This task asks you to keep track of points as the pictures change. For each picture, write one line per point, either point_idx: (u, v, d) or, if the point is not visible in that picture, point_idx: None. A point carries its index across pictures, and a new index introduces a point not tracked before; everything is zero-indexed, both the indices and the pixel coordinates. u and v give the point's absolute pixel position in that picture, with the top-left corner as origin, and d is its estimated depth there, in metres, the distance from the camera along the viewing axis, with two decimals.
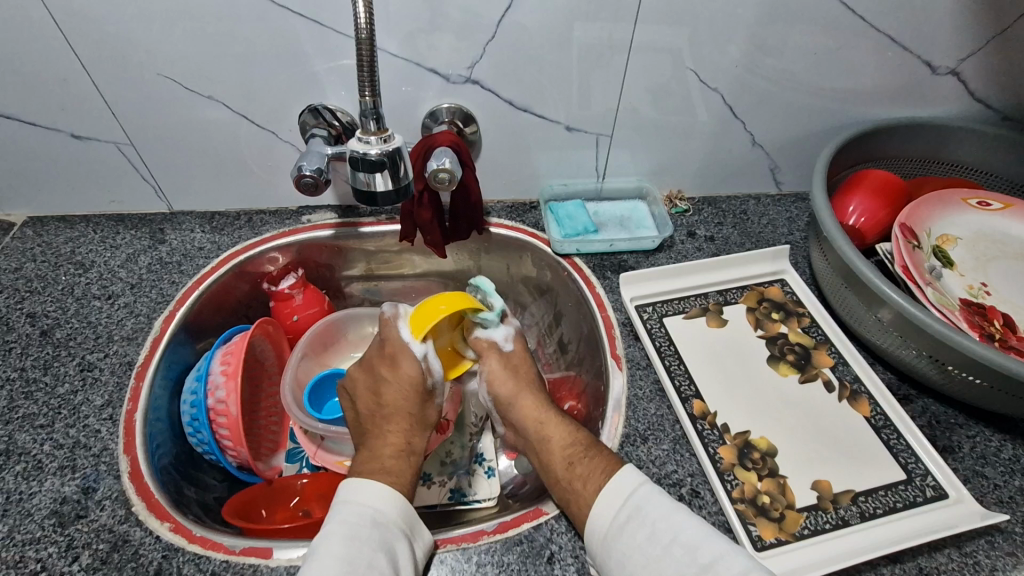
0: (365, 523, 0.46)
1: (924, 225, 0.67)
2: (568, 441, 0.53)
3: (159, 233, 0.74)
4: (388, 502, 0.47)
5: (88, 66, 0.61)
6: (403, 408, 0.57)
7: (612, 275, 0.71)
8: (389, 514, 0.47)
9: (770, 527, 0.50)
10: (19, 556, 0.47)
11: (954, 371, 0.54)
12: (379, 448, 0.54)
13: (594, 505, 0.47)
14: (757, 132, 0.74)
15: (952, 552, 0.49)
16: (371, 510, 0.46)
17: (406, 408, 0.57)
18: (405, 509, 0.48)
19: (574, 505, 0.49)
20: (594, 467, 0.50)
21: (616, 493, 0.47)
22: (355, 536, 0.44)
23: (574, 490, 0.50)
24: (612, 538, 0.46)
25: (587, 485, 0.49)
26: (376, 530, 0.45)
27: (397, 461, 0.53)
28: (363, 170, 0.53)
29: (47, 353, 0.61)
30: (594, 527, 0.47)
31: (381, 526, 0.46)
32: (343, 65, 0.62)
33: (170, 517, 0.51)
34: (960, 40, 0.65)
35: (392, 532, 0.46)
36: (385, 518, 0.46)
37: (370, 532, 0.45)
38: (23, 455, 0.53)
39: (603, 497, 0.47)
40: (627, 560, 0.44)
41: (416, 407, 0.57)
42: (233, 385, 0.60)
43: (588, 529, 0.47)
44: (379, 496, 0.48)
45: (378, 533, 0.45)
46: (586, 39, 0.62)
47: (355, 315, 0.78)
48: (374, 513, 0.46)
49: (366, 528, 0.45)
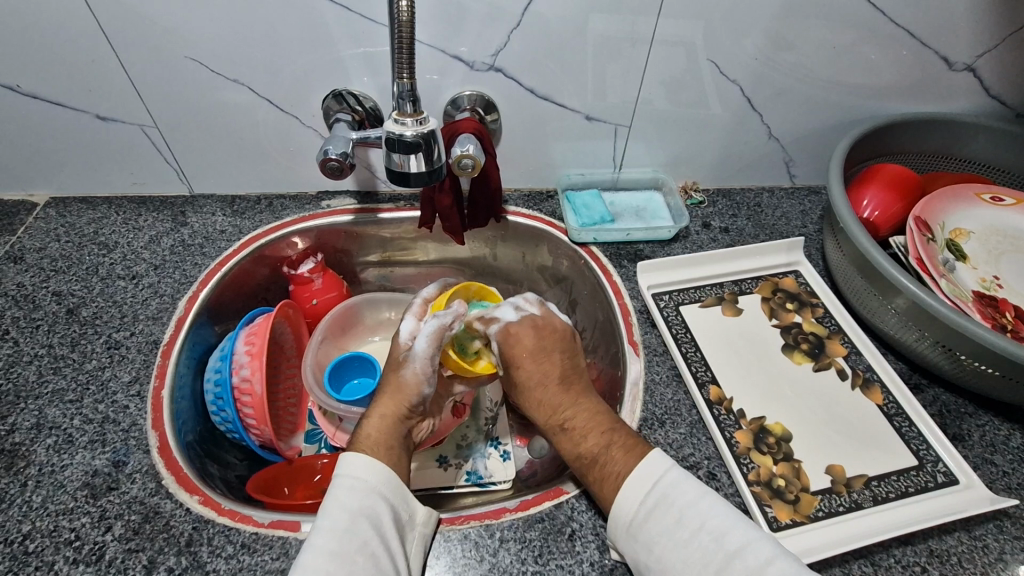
0: (344, 492, 0.46)
1: (937, 218, 0.68)
2: (590, 439, 0.52)
3: (181, 216, 0.75)
4: (371, 471, 0.48)
5: (117, 47, 0.61)
6: (388, 383, 0.57)
7: (629, 263, 0.72)
8: (366, 479, 0.47)
9: (786, 509, 0.51)
10: (53, 526, 0.48)
11: (967, 360, 0.56)
12: (370, 418, 0.55)
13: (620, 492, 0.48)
14: (774, 125, 0.75)
15: (962, 536, 0.50)
16: (348, 479, 0.47)
17: (407, 383, 0.56)
18: (380, 470, 0.48)
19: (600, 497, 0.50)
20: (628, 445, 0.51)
21: (643, 480, 0.48)
22: (339, 506, 0.45)
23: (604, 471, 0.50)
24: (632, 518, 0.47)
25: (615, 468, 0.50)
26: (356, 497, 0.46)
27: (388, 432, 0.54)
28: (399, 151, 0.54)
29: (74, 330, 0.62)
30: (619, 513, 0.47)
31: (360, 493, 0.46)
32: (369, 52, 0.63)
33: (199, 491, 0.52)
34: (978, 37, 0.66)
35: (374, 498, 0.46)
36: (361, 484, 0.47)
37: (348, 500, 0.46)
38: (54, 429, 0.54)
39: (629, 485, 0.48)
40: (654, 542, 0.45)
41: (408, 382, 0.56)
42: (258, 364, 0.61)
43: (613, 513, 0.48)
44: (359, 465, 0.48)
45: (361, 501, 0.46)
46: (609, 30, 0.62)
47: (373, 299, 0.79)
48: (351, 481, 0.47)
49: (345, 497, 0.46)
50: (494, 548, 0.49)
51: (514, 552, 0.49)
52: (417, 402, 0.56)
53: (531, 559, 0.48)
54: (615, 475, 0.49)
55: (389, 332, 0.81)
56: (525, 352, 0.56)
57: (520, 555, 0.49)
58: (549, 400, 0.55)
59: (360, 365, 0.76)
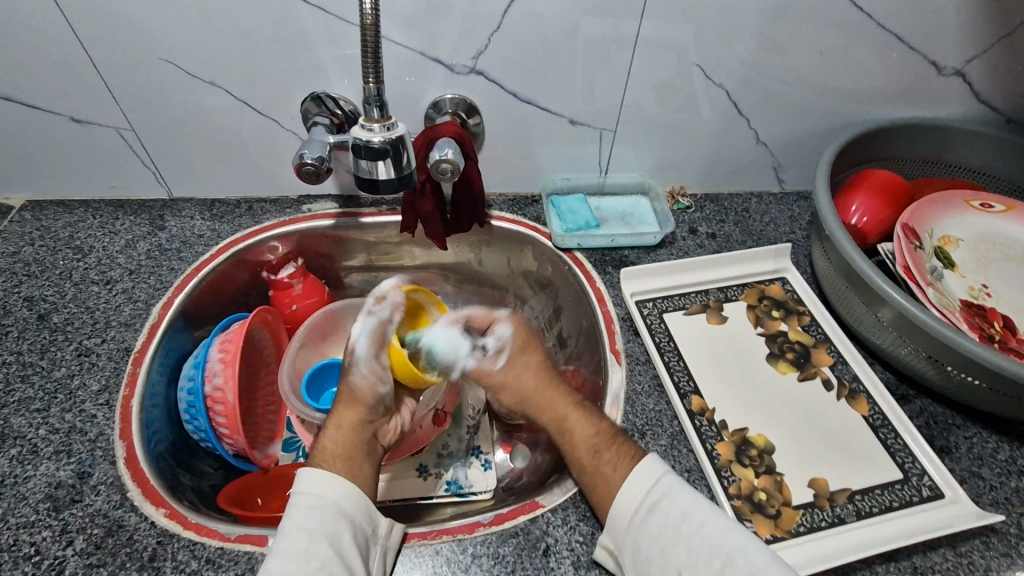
0: (302, 511, 0.45)
1: (926, 225, 0.67)
2: (587, 435, 0.53)
3: (159, 220, 0.74)
4: (330, 488, 0.46)
5: (90, 48, 0.60)
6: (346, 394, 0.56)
7: (613, 270, 0.71)
8: (325, 495, 0.46)
9: (767, 523, 0.50)
10: (13, 540, 0.47)
11: (954, 372, 0.54)
12: (330, 429, 0.53)
13: (619, 492, 0.48)
14: (761, 130, 0.74)
15: (947, 552, 0.49)
16: (307, 497, 0.46)
17: (359, 388, 0.56)
18: (339, 485, 0.47)
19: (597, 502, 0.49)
20: (618, 458, 0.50)
21: (640, 482, 0.48)
22: (297, 526, 0.44)
23: (598, 475, 0.50)
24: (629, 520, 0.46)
25: (618, 466, 0.49)
26: (314, 515, 0.45)
27: (347, 441, 0.52)
28: (366, 158, 0.53)
29: (45, 337, 0.61)
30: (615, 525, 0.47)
31: (320, 511, 0.45)
32: (346, 54, 0.62)
33: (165, 504, 0.51)
34: (967, 41, 0.65)
35: (333, 515, 0.45)
36: (320, 500, 0.46)
37: (307, 519, 0.45)
38: (18, 439, 0.53)
39: (621, 501, 0.47)
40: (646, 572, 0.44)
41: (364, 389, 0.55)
42: (231, 373, 0.60)
43: (613, 516, 0.47)
44: (317, 480, 0.47)
45: (319, 519, 0.45)
46: (592, 33, 0.61)
47: (355, 305, 0.77)
48: (310, 498, 0.46)
49: (304, 516, 0.45)
50: (466, 564, 0.48)
51: (486, 568, 0.48)
52: (374, 405, 0.55)
53: (503, 575, 0.47)
54: (616, 476, 0.49)
55: None
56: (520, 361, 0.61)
57: (492, 572, 0.47)
58: (526, 387, 0.59)
59: (341, 372, 0.74)
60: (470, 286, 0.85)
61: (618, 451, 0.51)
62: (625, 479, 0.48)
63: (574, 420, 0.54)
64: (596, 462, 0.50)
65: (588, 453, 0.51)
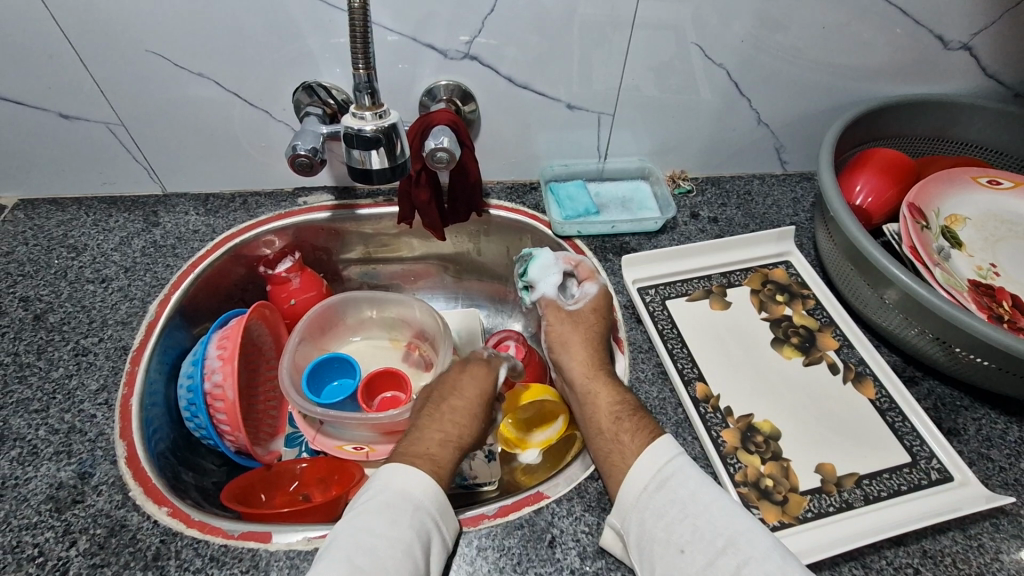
0: (408, 511, 0.44)
1: (932, 204, 0.66)
2: (610, 399, 0.53)
3: (153, 216, 0.73)
4: (422, 488, 0.45)
5: (74, 41, 0.59)
6: (467, 405, 0.54)
7: (614, 257, 0.70)
8: (429, 506, 0.45)
9: (774, 510, 0.50)
10: (16, 541, 0.47)
11: (962, 353, 0.54)
12: (437, 430, 0.52)
13: (633, 463, 0.47)
14: (762, 110, 0.72)
15: (956, 535, 0.48)
16: (415, 499, 0.45)
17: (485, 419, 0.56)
18: (444, 502, 0.46)
19: (610, 473, 0.49)
20: (636, 428, 0.50)
21: (649, 462, 0.47)
22: (401, 525, 0.43)
23: (616, 444, 0.50)
24: (635, 506, 0.46)
25: (632, 445, 0.49)
26: (416, 519, 0.44)
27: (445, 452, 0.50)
28: (358, 147, 0.52)
29: (41, 337, 0.60)
30: (623, 499, 0.47)
31: (421, 516, 0.44)
32: (336, 42, 0.61)
33: (168, 502, 0.50)
34: (974, 13, 0.63)
35: (430, 525, 0.45)
36: (425, 509, 0.45)
37: (410, 519, 0.44)
38: (18, 440, 0.52)
39: (630, 477, 0.47)
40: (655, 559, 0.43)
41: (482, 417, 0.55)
42: (230, 369, 0.59)
43: (621, 491, 0.47)
44: (424, 485, 0.46)
45: (418, 524, 0.44)
46: (589, 14, 0.60)
47: (353, 299, 0.75)
48: (417, 502, 0.45)
49: (408, 517, 0.44)
50: (471, 557, 0.47)
51: (491, 560, 0.47)
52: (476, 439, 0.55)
53: (508, 567, 0.47)
54: (631, 449, 0.49)
55: (371, 332, 0.79)
56: (571, 329, 0.59)
57: (498, 565, 0.47)
58: (582, 358, 0.57)
59: (341, 366, 0.73)
60: (469, 276, 0.84)
61: (639, 423, 0.51)
62: (638, 451, 0.48)
63: (602, 383, 0.55)
64: (614, 429, 0.51)
65: (608, 418, 0.52)
